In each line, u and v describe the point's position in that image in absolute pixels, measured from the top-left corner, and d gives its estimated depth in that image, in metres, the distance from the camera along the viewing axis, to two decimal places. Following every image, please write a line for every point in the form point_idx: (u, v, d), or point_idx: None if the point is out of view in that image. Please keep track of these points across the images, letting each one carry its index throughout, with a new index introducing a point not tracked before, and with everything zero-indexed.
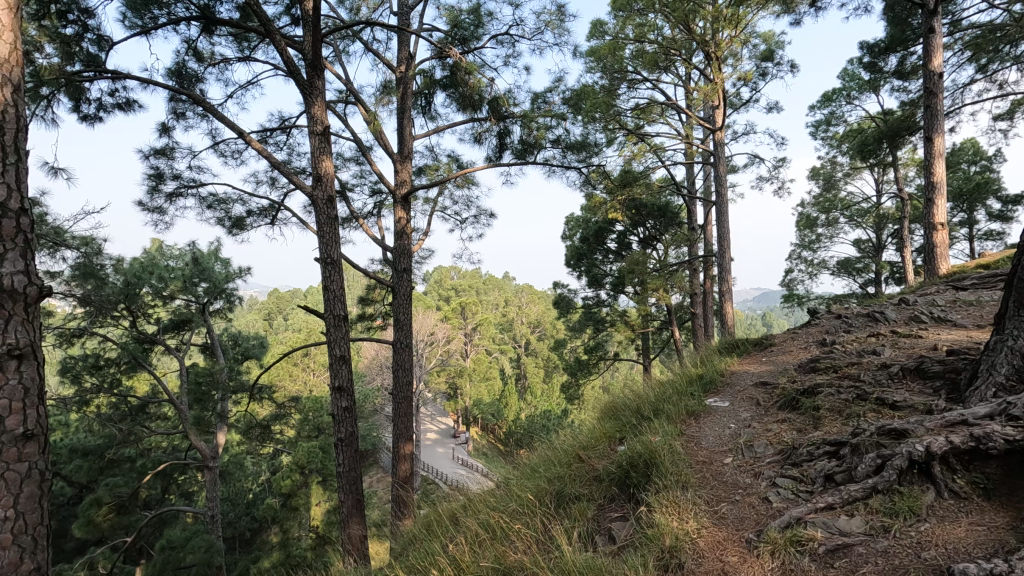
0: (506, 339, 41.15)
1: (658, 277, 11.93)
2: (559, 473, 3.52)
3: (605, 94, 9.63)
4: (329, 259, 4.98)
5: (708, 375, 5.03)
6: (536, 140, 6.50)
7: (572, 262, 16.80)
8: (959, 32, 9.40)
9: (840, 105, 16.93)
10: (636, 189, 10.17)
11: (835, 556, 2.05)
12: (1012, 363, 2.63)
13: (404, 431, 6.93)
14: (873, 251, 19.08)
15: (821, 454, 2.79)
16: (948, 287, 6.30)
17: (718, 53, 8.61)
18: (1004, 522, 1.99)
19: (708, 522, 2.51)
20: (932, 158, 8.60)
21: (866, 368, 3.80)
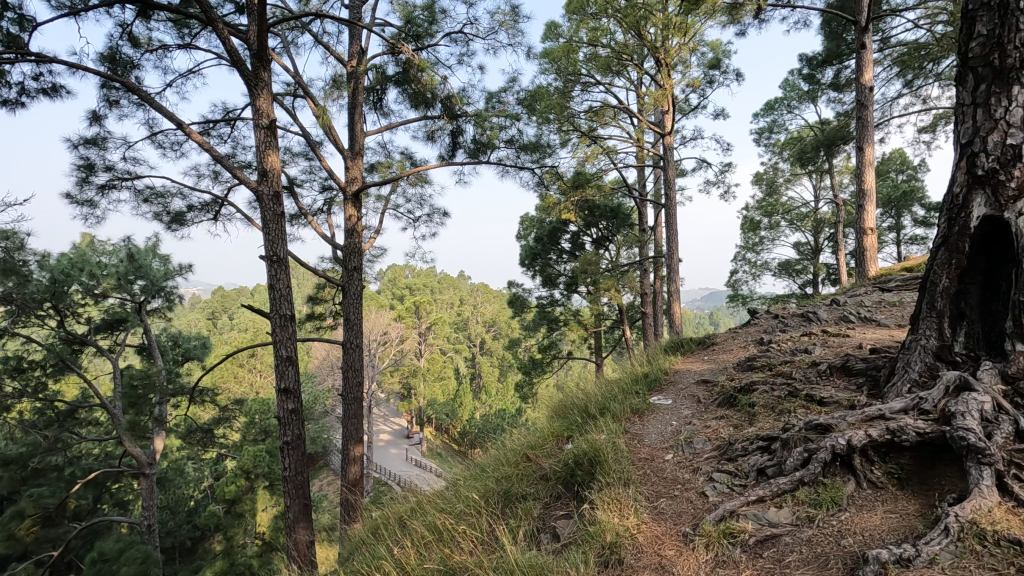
0: (460, 338, 40.98)
1: (611, 277, 12.16)
2: (506, 473, 3.53)
3: (559, 95, 9.74)
4: (274, 257, 4.81)
5: (652, 373, 5.18)
6: (489, 140, 6.51)
7: (527, 262, 16.89)
8: (889, 48, 10.02)
9: (781, 114, 17.74)
10: (588, 190, 10.31)
11: (763, 546, 2.16)
12: (924, 361, 2.83)
13: (354, 433, 6.78)
14: (811, 254, 20.08)
15: (755, 449, 2.92)
16: (876, 289, 6.72)
17: (668, 60, 8.87)
18: (914, 509, 2.14)
19: (648, 517, 2.59)
20: (863, 166, 9.10)
21: (798, 366, 4.00)
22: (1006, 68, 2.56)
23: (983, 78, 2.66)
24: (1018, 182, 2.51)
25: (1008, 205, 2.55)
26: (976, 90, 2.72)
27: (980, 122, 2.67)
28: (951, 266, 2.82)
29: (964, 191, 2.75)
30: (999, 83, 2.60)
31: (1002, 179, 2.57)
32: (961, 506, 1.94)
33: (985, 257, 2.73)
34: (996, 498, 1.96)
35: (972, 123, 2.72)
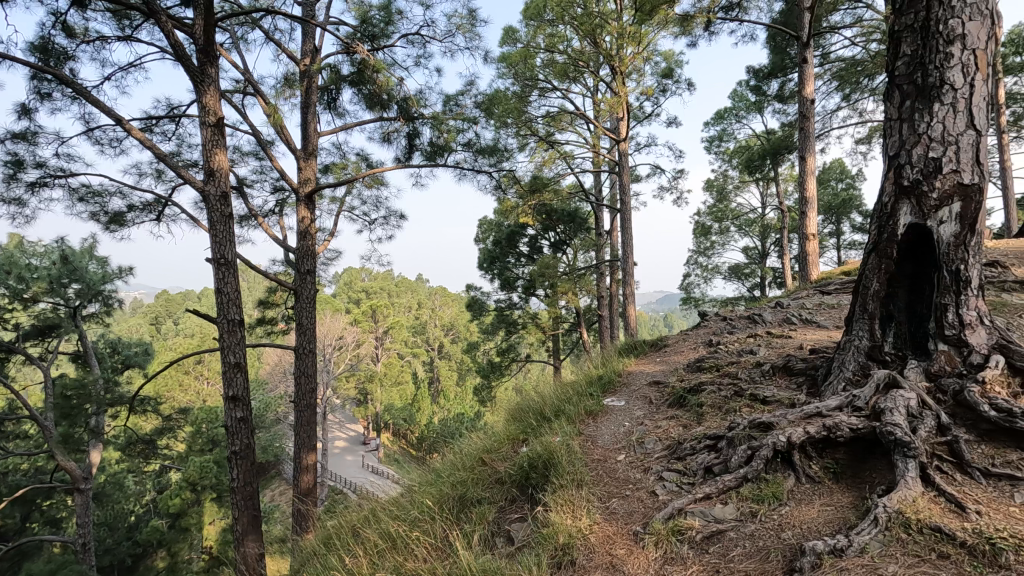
0: (418, 342, 40.56)
1: (568, 280, 12.29)
2: (461, 478, 3.51)
3: (516, 100, 9.80)
4: (222, 259, 4.63)
5: (606, 375, 5.27)
6: (446, 143, 6.49)
7: (485, 266, 16.88)
8: (828, 64, 10.57)
9: (731, 123, 18.40)
10: (545, 194, 10.41)
11: (710, 542, 2.22)
12: (858, 360, 2.99)
13: (307, 441, 6.59)
14: (759, 258, 20.88)
15: (702, 448, 3.01)
16: (817, 291, 7.05)
17: (622, 68, 9.06)
18: (848, 501, 2.26)
19: (600, 517, 2.63)
20: (806, 175, 9.55)
21: (744, 366, 4.16)
22: (928, 85, 2.75)
23: (907, 94, 2.85)
24: (939, 192, 2.70)
25: (931, 214, 2.73)
26: (901, 106, 2.90)
27: (906, 136, 2.85)
28: (881, 271, 2.99)
29: (891, 200, 2.93)
30: (922, 100, 2.78)
31: (924, 189, 2.75)
32: (890, 497, 2.06)
33: (912, 262, 2.92)
34: (920, 489, 2.10)
35: (898, 136, 2.91)
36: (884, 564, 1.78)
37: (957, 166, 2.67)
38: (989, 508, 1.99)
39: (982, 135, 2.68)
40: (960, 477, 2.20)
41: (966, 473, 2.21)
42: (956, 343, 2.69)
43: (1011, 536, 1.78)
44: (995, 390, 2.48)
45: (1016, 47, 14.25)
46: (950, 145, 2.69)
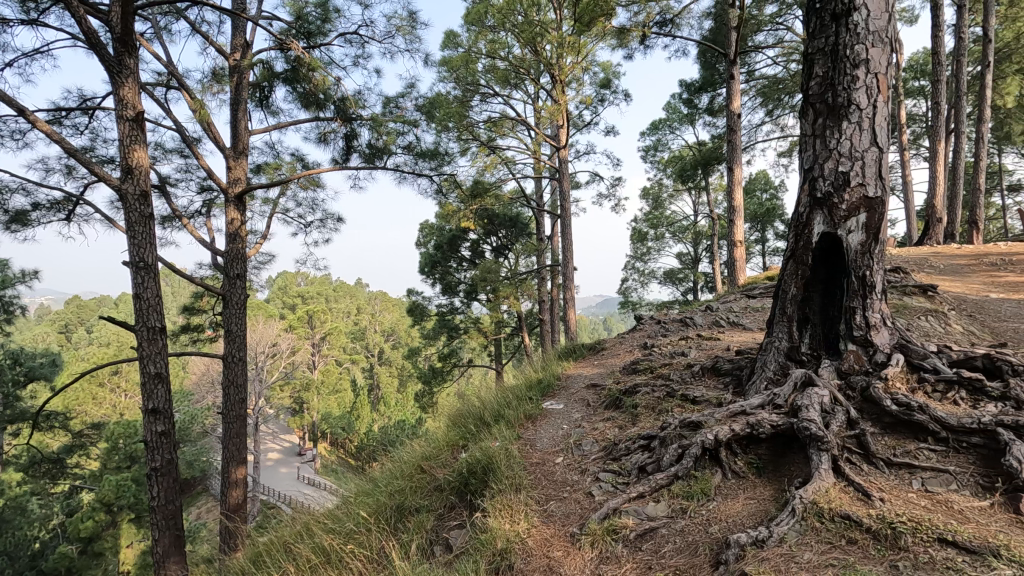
0: (358, 348, 39.56)
1: (510, 285, 12.37)
2: (399, 487, 3.44)
3: (458, 104, 9.78)
4: (141, 263, 4.33)
5: (546, 379, 5.33)
6: (385, 145, 6.38)
7: (426, 270, 16.68)
8: (753, 80, 11.23)
9: (665, 134, 19.13)
10: (487, 199, 10.43)
11: (642, 539, 2.29)
12: (778, 360, 3.17)
13: (237, 454, 6.26)
14: (691, 263, 21.80)
15: (637, 448, 3.10)
16: (743, 295, 7.44)
17: (562, 77, 9.23)
18: (769, 494, 2.39)
19: (538, 521, 2.65)
20: (733, 185, 10.08)
21: (675, 367, 4.32)
22: (838, 105, 2.96)
23: (819, 112, 3.05)
24: (848, 203, 2.92)
25: (841, 224, 2.95)
26: (814, 123, 3.10)
27: (818, 151, 3.05)
28: (798, 276, 3.18)
29: (806, 211, 3.13)
30: (832, 118, 2.99)
31: (835, 201, 2.96)
32: (806, 489, 2.20)
33: (824, 268, 3.13)
34: (832, 480, 2.25)
35: (812, 151, 3.10)
36: (801, 552, 1.89)
37: (863, 180, 2.90)
38: (892, 495, 2.16)
39: (883, 152, 2.93)
40: (866, 467, 2.38)
41: (872, 464, 2.40)
42: (863, 343, 2.94)
43: (911, 520, 1.94)
44: (896, 386, 2.73)
45: (915, 73, 15.67)
46: (857, 161, 2.91)
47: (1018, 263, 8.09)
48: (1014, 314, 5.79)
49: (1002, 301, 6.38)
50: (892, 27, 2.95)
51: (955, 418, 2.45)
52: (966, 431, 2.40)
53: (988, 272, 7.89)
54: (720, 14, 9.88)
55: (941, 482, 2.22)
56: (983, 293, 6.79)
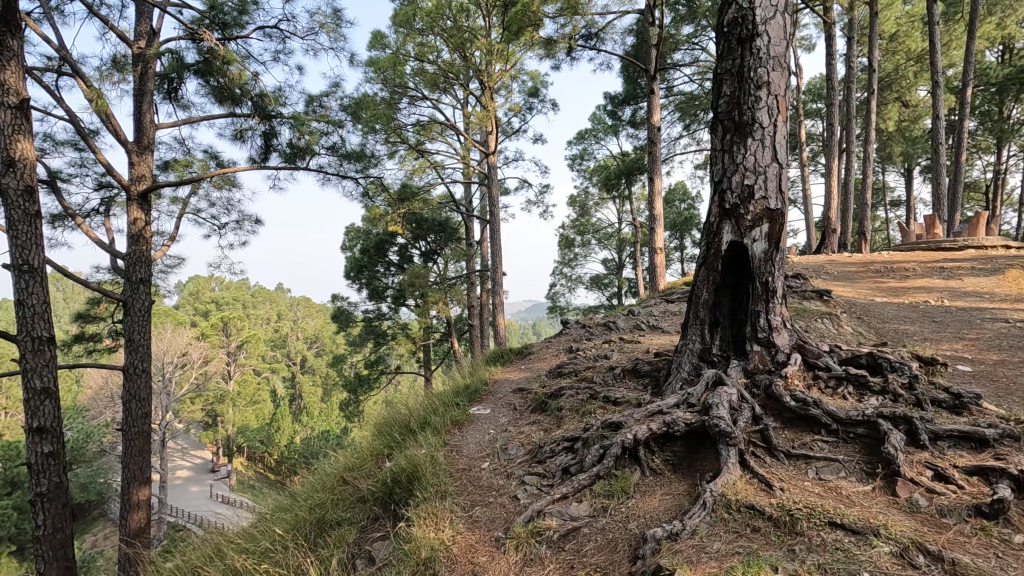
0: (278, 357, 37.71)
1: (439, 290, 12.25)
2: (320, 500, 3.30)
3: (385, 106, 9.59)
4: (25, 266, 3.90)
5: (473, 385, 5.33)
6: (307, 145, 6.16)
7: (352, 275, 16.18)
8: (671, 96, 11.83)
9: (591, 143, 19.75)
10: (415, 203, 10.28)
11: (566, 540, 2.34)
12: (691, 361, 3.34)
13: (139, 473, 5.76)
14: (616, 269, 22.59)
15: (561, 450, 3.16)
16: (663, 300, 7.81)
17: (490, 83, 9.30)
18: (683, 489, 2.52)
19: (463, 527, 2.63)
20: (654, 195, 10.55)
21: (599, 370, 4.46)
22: (743, 123, 3.18)
23: (727, 129, 3.26)
24: (753, 215, 3.15)
25: (747, 233, 3.17)
26: (722, 139, 3.31)
27: (726, 165, 3.26)
28: (709, 281, 3.37)
29: (716, 221, 3.32)
30: (738, 134, 3.20)
31: (742, 212, 3.17)
32: (716, 482, 2.34)
33: (733, 274, 3.34)
34: (739, 473, 2.41)
35: (721, 164, 3.30)
36: (711, 542, 2.00)
37: (765, 193, 3.14)
38: (790, 484, 2.34)
39: (782, 167, 3.18)
40: (769, 460, 2.56)
41: (774, 456, 2.59)
42: (766, 344, 3.16)
43: (805, 507, 2.11)
44: (794, 383, 2.97)
45: (814, 96, 17.15)
46: (761, 176, 3.14)
47: (898, 271, 9.04)
48: (894, 317, 6.47)
49: (884, 305, 7.11)
50: (789, 54, 3.22)
51: (843, 411, 2.70)
52: (853, 422, 2.66)
53: (873, 279, 8.75)
54: (642, 32, 10.35)
55: (832, 470, 2.44)
56: (870, 297, 7.52)
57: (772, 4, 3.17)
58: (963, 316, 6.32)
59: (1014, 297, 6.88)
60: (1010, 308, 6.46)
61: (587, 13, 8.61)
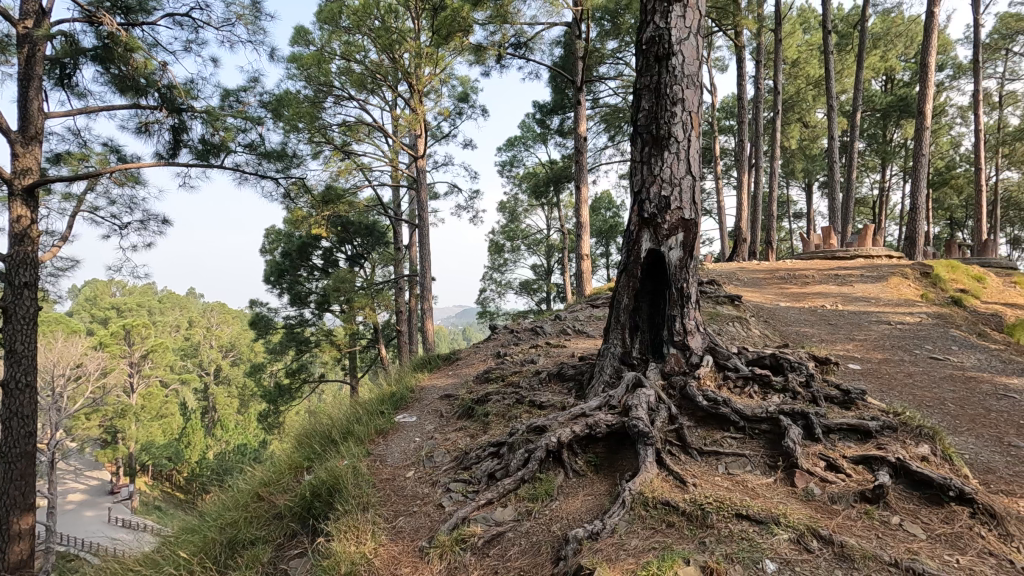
0: (188, 367, 35.18)
1: (365, 295, 11.91)
2: (231, 519, 3.10)
3: (309, 104, 9.24)
4: None
5: (399, 392, 5.22)
6: (222, 142, 5.82)
7: (272, 279, 15.39)
8: (597, 107, 12.25)
9: (520, 151, 20.01)
10: (341, 206, 9.96)
11: (490, 546, 2.34)
12: (613, 365, 3.44)
13: (20, 500, 5.15)
14: (545, 275, 22.96)
15: (486, 455, 3.16)
16: (588, 305, 8.03)
17: (420, 87, 9.20)
18: (604, 489, 2.60)
19: (386, 539, 2.57)
20: (581, 203, 10.84)
21: (525, 375, 4.51)
22: (660, 137, 3.34)
23: (645, 141, 3.40)
24: (669, 224, 3.31)
25: (664, 241, 3.33)
26: (641, 151, 3.45)
27: (645, 176, 3.40)
28: (629, 287, 3.49)
29: (636, 229, 3.45)
30: (655, 147, 3.36)
31: (659, 221, 3.32)
32: (634, 481, 2.42)
33: (651, 280, 3.49)
34: (656, 471, 2.52)
35: (641, 175, 3.44)
36: (629, 540, 2.08)
37: (680, 204, 3.31)
38: (702, 480, 2.48)
39: (695, 180, 3.38)
40: (683, 457, 2.69)
41: (688, 454, 2.73)
42: (681, 346, 3.33)
43: (715, 500, 2.24)
44: (706, 383, 3.15)
45: (727, 114, 18.34)
46: (676, 187, 3.31)
47: (799, 277, 9.82)
48: (796, 320, 7.02)
49: (788, 309, 7.69)
50: (701, 74, 3.42)
51: (749, 409, 2.90)
52: (758, 419, 2.86)
53: (778, 285, 9.46)
54: (569, 44, 10.63)
55: (740, 465, 2.61)
56: (776, 302, 8.11)
57: (686, 26, 3.35)
58: (853, 319, 6.97)
59: (895, 302, 7.67)
60: (892, 312, 7.20)
61: (517, 23, 8.73)
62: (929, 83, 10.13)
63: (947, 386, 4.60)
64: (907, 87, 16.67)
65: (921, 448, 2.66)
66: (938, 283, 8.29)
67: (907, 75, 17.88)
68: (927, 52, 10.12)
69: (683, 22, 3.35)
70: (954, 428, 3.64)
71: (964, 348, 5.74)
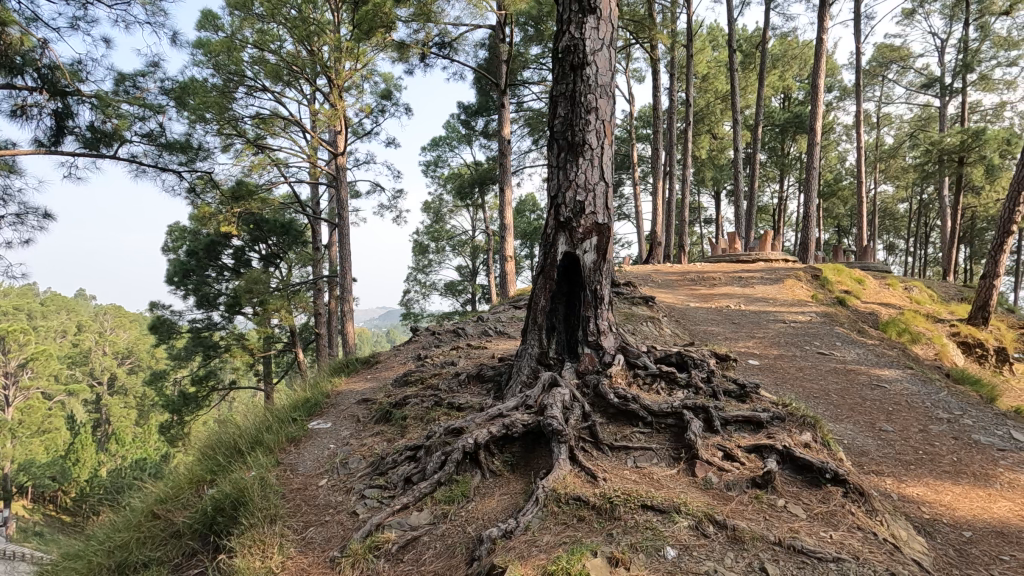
0: (76, 377, 31.86)
1: (281, 297, 11.31)
2: (121, 541, 2.85)
3: (218, 93, 8.66)
4: None
5: (313, 398, 5.01)
6: (115, 131, 5.35)
7: (175, 279, 14.28)
8: (521, 111, 12.45)
9: (444, 151, 19.92)
10: (253, 202, 9.42)
11: (404, 551, 2.30)
12: (530, 365, 3.50)
13: None
14: (469, 276, 22.98)
15: (403, 460, 3.12)
16: (511, 305, 8.12)
17: (340, 81, 8.89)
18: (520, 488, 2.64)
19: (295, 551, 2.48)
20: (505, 205, 10.94)
21: (444, 377, 4.49)
22: (576, 143, 3.44)
23: (561, 147, 3.49)
24: (583, 228, 3.42)
25: (578, 245, 3.43)
26: (557, 156, 3.53)
27: (561, 180, 3.49)
28: (546, 289, 3.55)
29: (551, 233, 3.52)
30: (571, 153, 3.45)
31: (574, 225, 3.43)
32: (547, 479, 2.48)
33: (566, 282, 3.58)
34: (568, 467, 2.59)
35: (557, 179, 3.51)
36: (541, 536, 2.13)
37: (594, 209, 3.43)
38: (612, 474, 2.59)
39: (608, 186, 3.51)
40: (595, 453, 2.79)
41: (599, 449, 2.83)
42: (595, 347, 3.46)
43: (623, 493, 2.34)
44: (618, 381, 3.29)
45: (644, 123, 19.22)
46: (590, 193, 3.43)
47: (707, 279, 10.47)
48: (703, 319, 7.49)
49: (697, 309, 8.18)
50: (613, 85, 3.56)
51: (656, 404, 3.06)
52: (663, 414, 3.03)
53: (689, 287, 10.03)
54: (493, 47, 10.72)
55: (647, 458, 2.75)
56: (687, 303, 8.59)
57: (599, 37, 3.48)
58: (754, 319, 7.52)
59: (789, 302, 8.37)
60: (786, 311, 7.86)
61: (440, 22, 8.69)
62: (818, 103, 11.11)
63: (831, 378, 5.09)
64: (801, 106, 18.25)
65: (804, 435, 2.94)
66: (826, 285, 9.12)
67: (802, 95, 19.56)
68: (817, 74, 11.09)
69: (596, 34, 3.47)
70: (836, 416, 4.03)
71: (846, 343, 6.36)
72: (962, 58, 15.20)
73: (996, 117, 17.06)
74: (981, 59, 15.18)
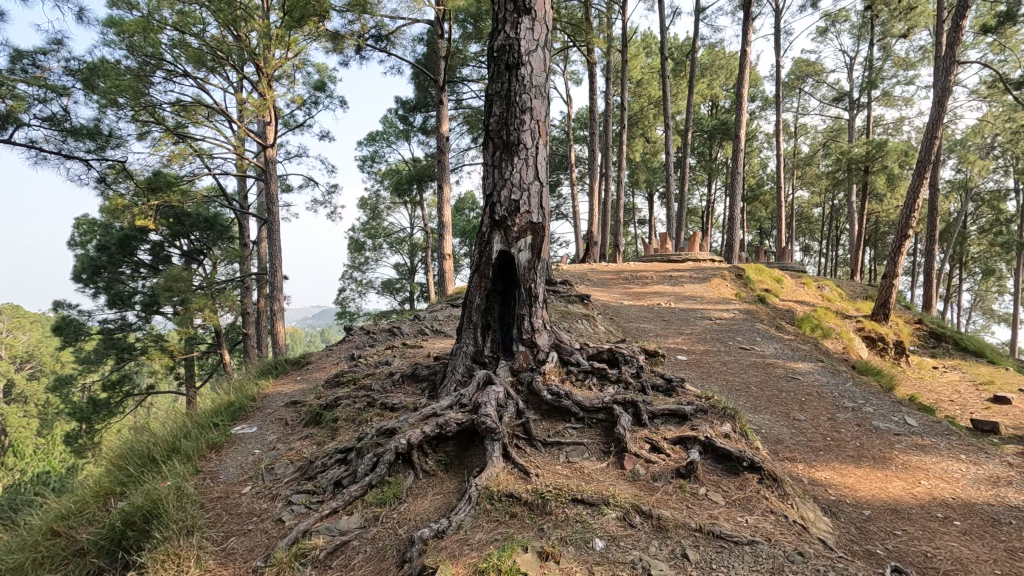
0: None
1: (205, 296, 10.68)
2: (13, 563, 2.59)
3: (131, 76, 8.06)
4: None
5: (237, 402, 4.76)
6: (9, 113, 4.86)
7: (83, 277, 13.18)
8: (460, 107, 12.37)
9: (381, 146, 19.46)
10: (172, 194, 8.83)
11: (332, 557, 2.24)
12: (465, 364, 3.48)
13: None
14: (407, 274, 22.60)
15: (333, 462, 3.02)
16: (449, 304, 8.06)
17: (269, 70, 8.47)
18: (453, 487, 2.63)
19: (213, 564, 2.35)
20: (444, 203, 10.83)
21: (378, 377, 4.39)
22: (510, 142, 3.46)
23: (496, 146, 3.49)
24: (518, 227, 3.44)
25: (513, 244, 3.45)
26: (492, 154, 3.53)
27: (496, 179, 3.49)
28: (481, 287, 3.55)
29: (487, 231, 3.52)
30: (506, 152, 3.46)
31: (509, 224, 3.44)
32: (481, 476, 2.48)
33: (501, 280, 3.59)
34: (501, 464, 2.61)
35: (492, 177, 3.51)
36: (473, 534, 2.13)
37: (529, 208, 3.47)
38: (544, 470, 2.62)
39: (542, 185, 3.56)
40: (529, 449, 2.82)
41: (533, 445, 2.86)
42: (529, 344, 3.49)
43: (555, 488, 2.38)
44: (551, 378, 3.34)
45: (581, 125, 19.62)
46: (525, 192, 3.45)
47: (639, 278, 10.82)
48: (636, 317, 7.73)
49: (631, 307, 8.44)
50: (548, 85, 3.61)
51: (588, 400, 3.14)
52: (595, 409, 3.11)
53: (623, 285, 10.33)
54: (432, 42, 10.59)
55: (578, 453, 2.81)
56: (621, 301, 8.83)
57: (534, 38, 3.51)
58: (682, 316, 7.85)
59: (715, 300, 8.80)
60: (713, 309, 8.24)
61: (377, 14, 8.47)
62: (743, 112, 11.72)
63: (752, 372, 5.40)
64: (727, 113, 19.24)
65: (724, 426, 3.10)
66: (749, 284, 9.66)
67: (728, 103, 20.60)
68: (742, 85, 11.73)
69: (531, 34, 3.50)
70: (755, 407, 4.28)
71: (766, 339, 6.77)
72: (868, 75, 16.53)
73: (897, 130, 18.66)
74: (884, 77, 16.53)
